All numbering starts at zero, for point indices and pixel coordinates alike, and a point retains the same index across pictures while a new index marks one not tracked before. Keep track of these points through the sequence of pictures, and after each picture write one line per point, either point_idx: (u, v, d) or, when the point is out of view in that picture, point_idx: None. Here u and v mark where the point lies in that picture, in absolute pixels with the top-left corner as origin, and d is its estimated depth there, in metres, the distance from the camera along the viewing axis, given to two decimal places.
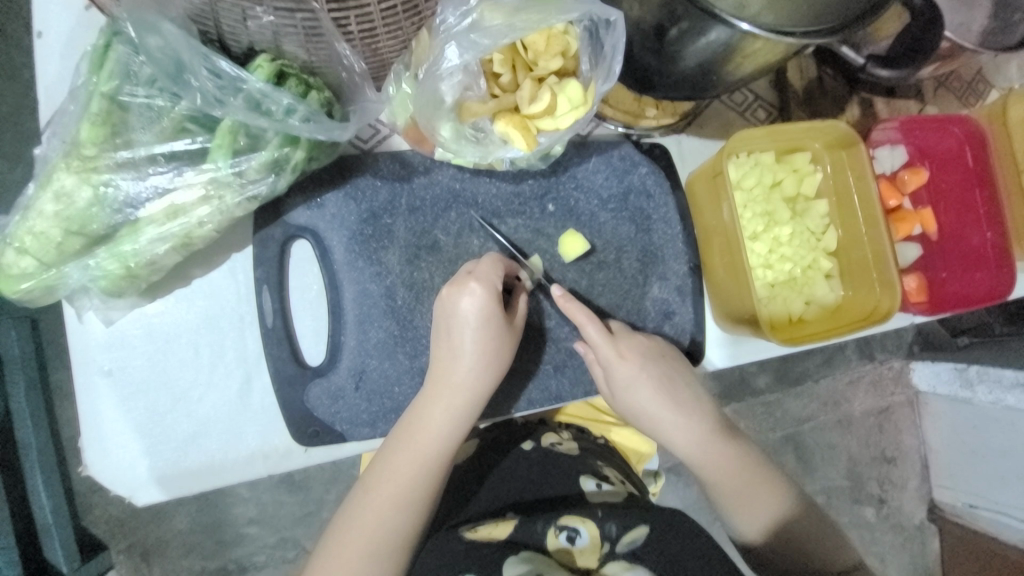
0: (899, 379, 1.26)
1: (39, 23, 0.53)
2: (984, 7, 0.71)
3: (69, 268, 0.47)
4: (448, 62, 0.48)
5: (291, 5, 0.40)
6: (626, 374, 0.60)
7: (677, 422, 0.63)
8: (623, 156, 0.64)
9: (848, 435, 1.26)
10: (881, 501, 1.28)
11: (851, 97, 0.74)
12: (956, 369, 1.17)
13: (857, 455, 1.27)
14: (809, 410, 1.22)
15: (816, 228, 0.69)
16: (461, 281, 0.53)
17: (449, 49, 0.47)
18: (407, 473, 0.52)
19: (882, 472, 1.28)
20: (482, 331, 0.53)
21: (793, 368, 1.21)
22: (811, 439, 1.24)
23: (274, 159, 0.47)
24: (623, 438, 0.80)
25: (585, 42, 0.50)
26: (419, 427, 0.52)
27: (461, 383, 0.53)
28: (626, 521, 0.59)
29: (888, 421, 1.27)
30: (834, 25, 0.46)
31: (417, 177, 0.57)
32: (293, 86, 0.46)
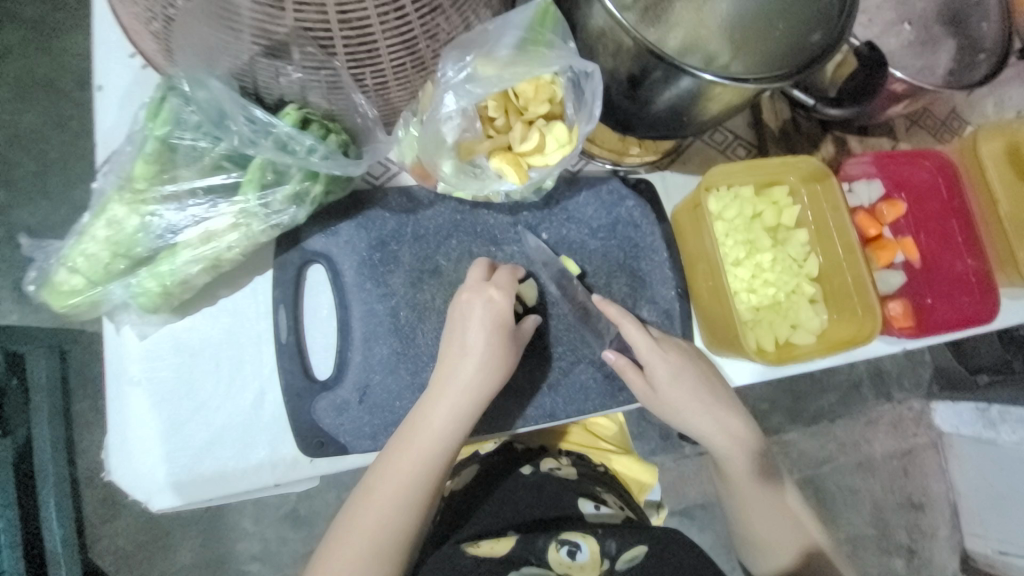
0: (920, 420, 1.25)
1: (101, 79, 0.62)
2: (947, 50, 0.76)
3: (112, 286, 0.53)
4: (447, 108, 0.55)
5: (316, 64, 0.48)
6: (667, 372, 0.63)
7: (721, 423, 0.65)
8: (611, 191, 0.70)
9: (871, 478, 1.23)
10: (910, 551, 1.24)
11: (825, 135, 0.80)
12: (978, 410, 1.16)
13: (880, 500, 1.24)
14: (825, 452, 1.21)
15: (797, 256, 0.73)
16: (479, 287, 0.58)
17: (447, 98, 0.54)
18: (409, 476, 0.54)
19: (909, 520, 1.25)
20: (494, 335, 0.57)
21: (805, 409, 1.21)
22: (830, 482, 1.21)
23: (296, 192, 0.54)
24: (624, 467, 0.81)
25: (569, 90, 0.57)
26: (417, 433, 0.55)
27: (466, 383, 0.56)
28: (626, 539, 0.60)
29: (913, 463, 1.24)
30: (793, 70, 0.54)
31: (422, 210, 0.64)
32: (315, 130, 0.53)
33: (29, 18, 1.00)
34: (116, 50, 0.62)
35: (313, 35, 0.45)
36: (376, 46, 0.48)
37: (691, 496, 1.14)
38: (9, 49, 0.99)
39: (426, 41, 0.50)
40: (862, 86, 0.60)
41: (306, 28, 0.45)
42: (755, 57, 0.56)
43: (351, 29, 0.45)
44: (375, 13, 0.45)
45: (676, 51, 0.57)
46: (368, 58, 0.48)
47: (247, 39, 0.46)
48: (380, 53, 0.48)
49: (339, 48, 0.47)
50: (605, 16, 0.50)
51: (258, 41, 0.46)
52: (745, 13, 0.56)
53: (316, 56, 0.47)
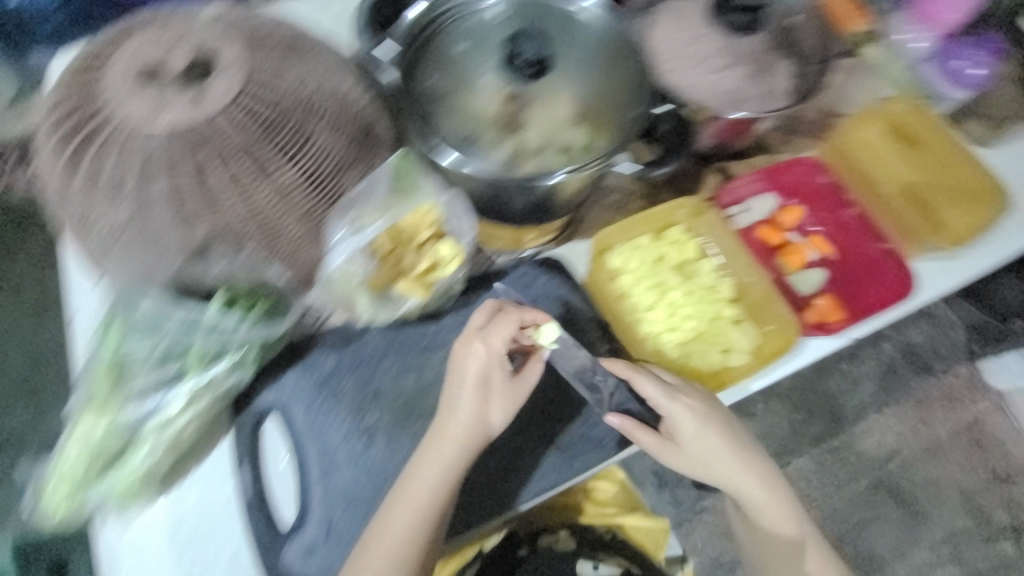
0: (974, 385, 1.44)
1: (75, 305, 0.73)
2: (780, 73, 0.82)
3: (92, 486, 0.60)
4: (335, 264, 0.65)
5: (233, 251, 0.61)
6: (691, 424, 0.68)
7: (750, 468, 0.73)
8: (521, 275, 0.77)
9: (944, 465, 1.40)
10: (1015, 529, 1.37)
11: (706, 169, 0.88)
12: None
13: (963, 481, 1.39)
14: (885, 447, 1.40)
15: (709, 284, 0.77)
16: (468, 341, 0.62)
17: (333, 256, 0.65)
18: (403, 536, 0.59)
19: (1003, 495, 1.39)
20: (478, 388, 0.62)
21: (848, 407, 1.42)
22: (901, 478, 1.39)
23: (235, 360, 0.63)
24: (630, 525, 0.96)
25: (444, 211, 0.67)
26: (413, 488, 0.60)
27: (456, 436, 0.61)
28: None
29: (982, 432, 1.42)
30: (620, 134, 0.68)
31: (354, 342, 0.71)
32: (239, 307, 0.62)
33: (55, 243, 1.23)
34: (76, 275, 0.73)
35: (229, 231, 0.60)
36: (280, 223, 0.62)
37: None
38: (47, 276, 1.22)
39: (324, 204, 0.64)
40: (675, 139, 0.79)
41: (223, 228, 0.60)
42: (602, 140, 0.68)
43: (257, 218, 0.61)
44: (271, 198, 0.61)
45: (537, 151, 0.67)
46: (274, 233, 0.62)
47: (172, 253, 0.59)
48: (284, 227, 0.62)
49: (248, 231, 0.61)
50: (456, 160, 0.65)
51: (183, 252, 0.59)
52: (583, 107, 0.69)
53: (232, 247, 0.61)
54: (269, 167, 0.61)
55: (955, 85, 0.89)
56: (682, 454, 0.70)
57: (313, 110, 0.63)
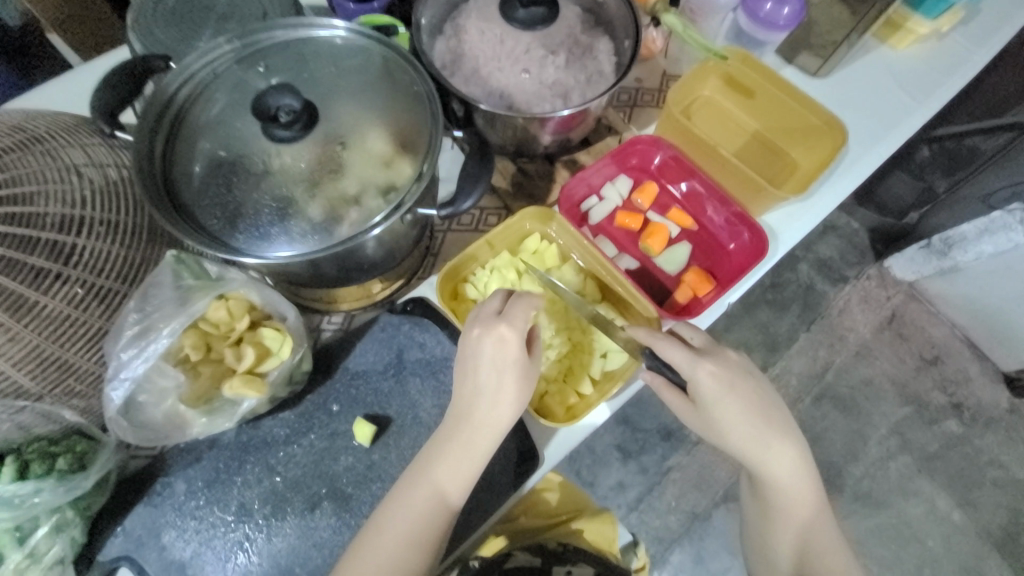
0: (886, 281, 1.50)
1: None
2: (599, 54, 0.80)
3: None
4: (118, 396, 0.54)
5: (12, 407, 0.53)
6: (717, 390, 0.63)
7: (776, 448, 0.66)
8: (384, 327, 0.72)
9: (876, 363, 1.46)
10: (955, 405, 1.43)
11: (554, 166, 0.85)
12: (924, 248, 1.36)
13: (898, 375, 1.45)
14: (819, 363, 1.45)
15: (574, 287, 0.75)
16: (491, 325, 0.59)
17: (117, 387, 0.54)
18: (397, 540, 0.58)
19: (937, 377, 1.45)
20: (502, 370, 0.59)
21: (779, 335, 1.47)
22: (841, 386, 1.44)
23: (53, 526, 0.56)
24: (591, 533, 0.96)
25: (259, 293, 0.60)
26: (405, 496, 0.59)
27: (483, 424, 0.59)
28: None
29: (904, 324, 1.48)
30: (427, 154, 0.62)
31: (206, 454, 0.64)
32: (36, 469, 0.53)
33: None
34: None
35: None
36: (64, 358, 0.55)
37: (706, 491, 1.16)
38: None
39: (109, 320, 0.57)
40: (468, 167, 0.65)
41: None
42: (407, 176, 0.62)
43: (30, 362, 0.52)
44: (38, 335, 0.52)
45: (354, 199, 0.60)
46: (62, 369, 0.55)
47: None
48: (71, 359, 0.55)
49: (22, 379, 0.53)
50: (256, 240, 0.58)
51: None
52: (389, 139, 0.63)
53: (6, 403, 0.52)
54: (24, 301, 0.51)
55: (771, 27, 0.89)
56: (732, 418, 0.64)
57: (73, 221, 0.54)
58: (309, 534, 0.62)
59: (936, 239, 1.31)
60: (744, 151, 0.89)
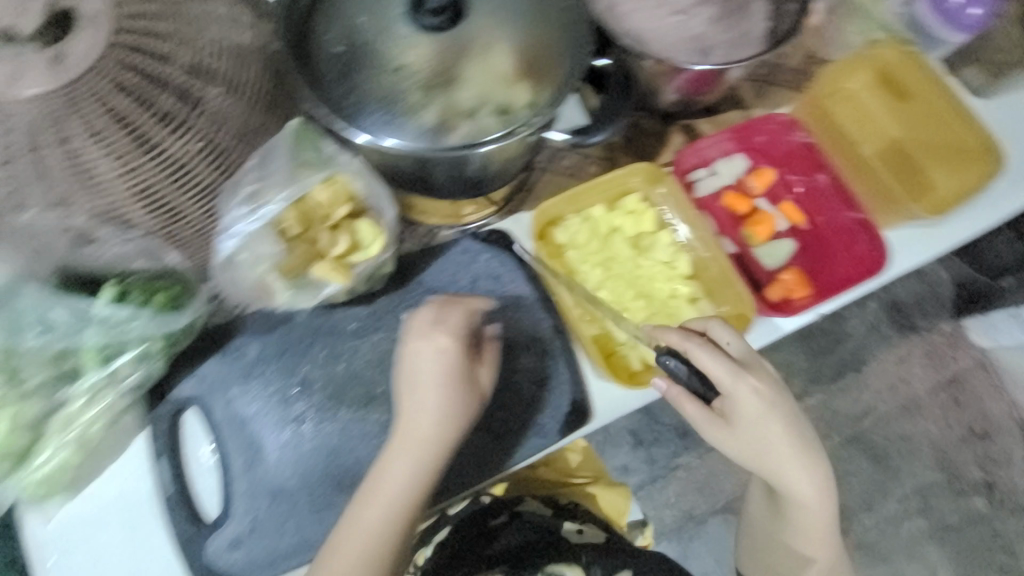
0: (956, 342, 1.37)
1: None
2: (756, 15, 0.73)
3: (6, 487, 0.57)
4: (230, 247, 0.57)
5: (126, 236, 0.56)
6: (752, 404, 0.62)
7: (801, 467, 0.65)
8: (464, 250, 0.72)
9: (921, 421, 1.35)
10: (987, 484, 1.35)
11: (671, 128, 0.80)
12: (1011, 316, 1.26)
13: (939, 439, 1.35)
14: (862, 405, 1.34)
15: (666, 258, 0.71)
16: (429, 334, 0.59)
17: (230, 237, 0.57)
18: (384, 515, 0.57)
19: (977, 452, 1.36)
20: (438, 386, 0.58)
21: (827, 365, 1.35)
22: (877, 434, 1.34)
23: (140, 354, 0.58)
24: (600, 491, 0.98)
25: (363, 184, 0.60)
26: (379, 490, 0.57)
27: (429, 436, 0.58)
28: (599, 555, 0.82)
29: (962, 391, 1.36)
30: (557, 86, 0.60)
31: (282, 326, 0.66)
32: (135, 297, 0.57)
33: None
34: None
35: (114, 217, 0.54)
36: (174, 202, 0.56)
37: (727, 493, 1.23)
38: None
39: (222, 177, 0.58)
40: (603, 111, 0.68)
41: (108, 214, 0.54)
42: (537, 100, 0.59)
43: (145, 198, 0.54)
44: (156, 171, 0.54)
45: (468, 111, 0.58)
46: (169, 210, 0.57)
47: (58, 239, 0.54)
48: (179, 205, 0.57)
49: (137, 211, 0.55)
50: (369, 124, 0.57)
51: (68, 236, 0.54)
52: (519, 58, 0.60)
53: (120, 231, 0.55)
54: (149, 138, 0.53)
55: (948, 20, 0.80)
56: (757, 434, 0.63)
57: (200, 71, 0.55)
58: (358, 426, 0.64)
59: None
60: (893, 149, 0.78)
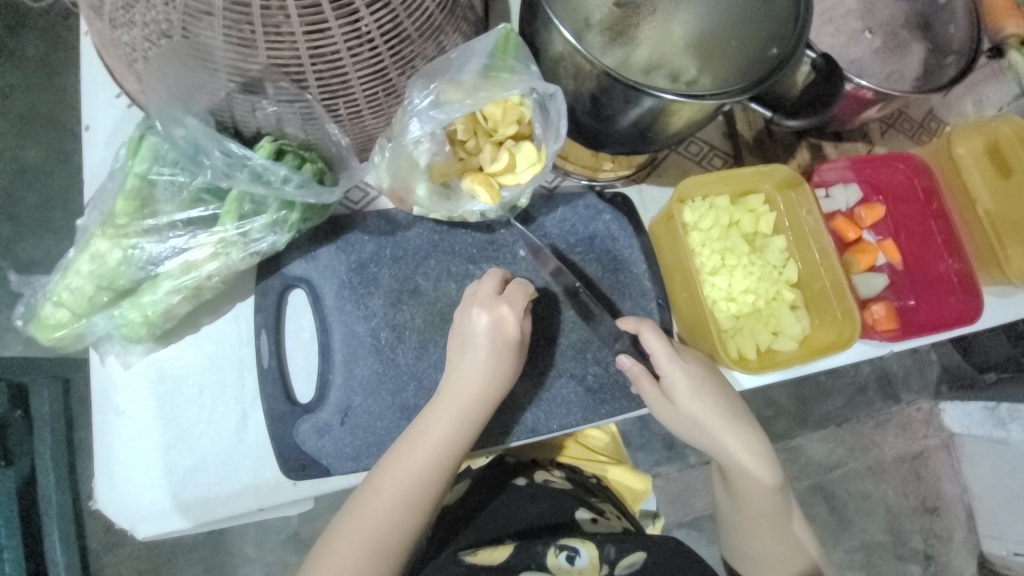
0: (930, 421, 1.37)
1: (89, 118, 0.62)
2: (916, 55, 0.74)
3: (96, 318, 0.54)
4: (412, 135, 0.56)
5: (290, 97, 0.50)
6: (686, 381, 0.62)
7: (733, 439, 0.64)
8: (588, 206, 0.71)
9: (882, 483, 1.34)
10: (927, 556, 1.35)
11: (799, 143, 0.81)
12: (987, 409, 1.29)
13: (894, 505, 1.35)
14: (834, 457, 1.31)
15: (776, 262, 0.73)
16: (491, 302, 0.58)
17: (412, 124, 0.56)
18: (422, 471, 0.55)
19: (925, 524, 1.36)
20: (491, 348, 0.57)
21: (811, 413, 1.32)
22: (839, 487, 1.32)
23: (274, 220, 0.55)
24: (618, 477, 0.84)
25: (536, 111, 0.58)
26: (420, 442, 0.55)
27: (475, 394, 0.57)
28: (626, 546, 0.66)
29: (924, 466, 1.36)
30: (754, 82, 0.54)
31: (401, 231, 0.65)
32: (290, 160, 0.55)
33: (46, 29, 1.06)
34: (101, 90, 0.63)
35: (287, 71, 0.47)
36: (347, 76, 0.50)
37: (699, 508, 1.23)
38: (15, 89, 1.04)
39: (398, 70, 0.52)
40: (816, 98, 0.55)
41: (280, 66, 0.47)
42: (721, 72, 0.57)
43: (323, 62, 0.47)
44: (342, 43, 0.46)
45: (641, 70, 0.58)
46: (340, 87, 0.50)
47: (223, 77, 0.48)
48: (352, 82, 0.50)
49: (310, 77, 0.48)
50: (563, 42, 0.51)
51: (233, 78, 0.48)
52: (707, 31, 0.57)
53: (289, 90, 0.49)
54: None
55: None
56: (687, 411, 0.63)
57: None
58: None
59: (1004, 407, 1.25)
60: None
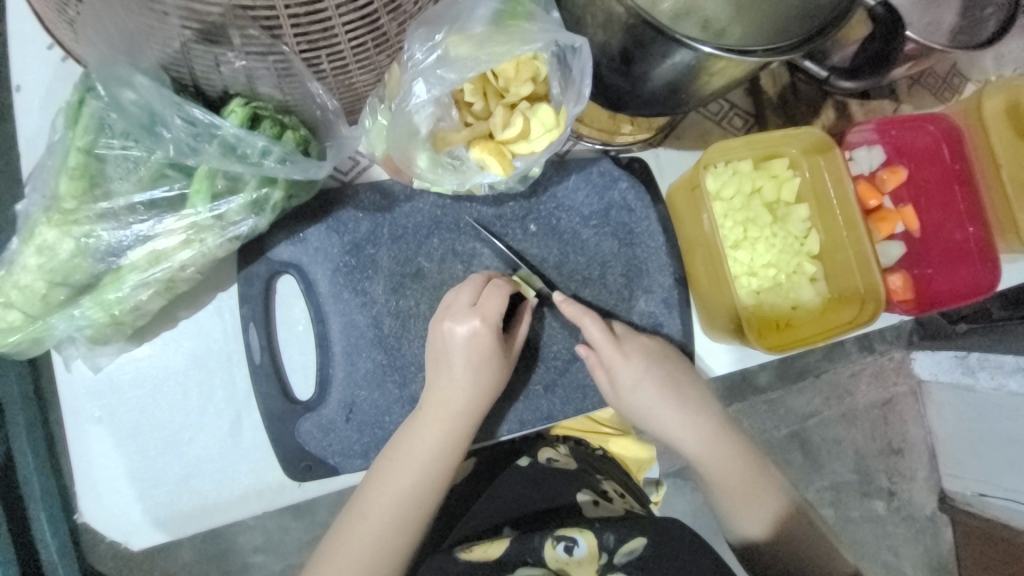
0: (900, 370, 1.16)
1: (19, 77, 0.52)
2: (951, 4, 0.68)
3: (54, 319, 0.46)
4: (417, 98, 0.48)
5: (261, 49, 0.40)
6: (629, 372, 0.60)
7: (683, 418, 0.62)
8: (603, 172, 0.64)
9: (853, 428, 1.15)
10: (890, 493, 1.18)
11: (825, 100, 0.75)
12: (956, 357, 1.09)
13: (862, 448, 1.17)
14: (812, 406, 1.12)
15: (799, 232, 0.69)
16: (463, 316, 0.53)
17: (417, 85, 0.48)
18: (407, 499, 0.52)
19: (889, 464, 1.18)
20: (471, 360, 0.54)
21: (794, 363, 1.10)
22: (815, 434, 1.14)
23: (253, 199, 0.47)
24: (621, 448, 0.78)
25: (553, 67, 0.51)
26: (399, 471, 0.52)
27: (458, 414, 0.53)
28: (625, 531, 0.59)
29: (892, 412, 1.16)
30: (801, 37, 0.46)
31: (398, 207, 0.58)
32: (267, 128, 0.46)
33: None
34: (29, 40, 0.52)
35: (254, 14, 0.38)
36: (331, 25, 0.40)
37: None
38: None
39: (387, 15, 0.43)
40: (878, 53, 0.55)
41: (245, 7, 0.37)
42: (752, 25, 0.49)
43: (300, 6, 0.38)
44: None
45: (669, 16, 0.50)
46: (322, 38, 0.41)
47: (174, 22, 0.38)
48: (335, 31, 0.41)
49: (286, 24, 0.39)
50: None
51: (188, 24, 0.38)
52: None
53: (260, 40, 0.40)
54: None
55: None
56: (627, 402, 0.62)
57: None
58: None
59: (973, 356, 1.06)
60: None
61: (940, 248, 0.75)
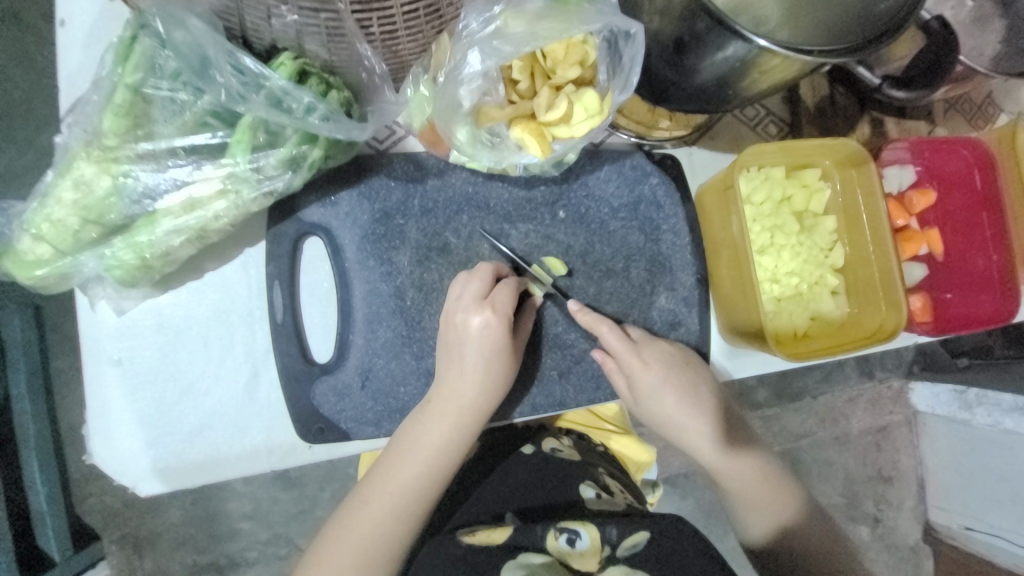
0: (898, 399, 1.16)
1: (62, 11, 0.51)
2: (998, 30, 0.67)
3: (83, 256, 0.46)
4: (471, 68, 0.48)
5: (316, 5, 0.40)
6: (651, 380, 0.60)
7: (693, 424, 0.62)
8: (635, 166, 0.64)
9: (847, 453, 1.15)
10: (876, 521, 1.18)
11: (861, 116, 0.74)
12: (955, 392, 1.08)
13: (854, 472, 1.16)
14: (807, 427, 1.12)
15: (824, 244, 0.69)
16: (476, 305, 0.53)
17: (472, 55, 0.48)
18: (419, 468, 0.53)
19: (879, 491, 1.18)
20: (485, 346, 0.53)
21: (792, 383, 1.11)
22: (808, 455, 1.13)
23: (292, 156, 0.47)
24: (622, 446, 0.79)
25: (603, 51, 0.50)
26: (408, 450, 0.52)
27: (467, 399, 0.53)
28: (627, 526, 0.59)
29: (887, 440, 1.17)
30: (849, 47, 0.45)
31: (430, 179, 0.58)
32: (314, 85, 0.46)
33: None
34: None
35: None
36: None
37: None
38: None
39: None
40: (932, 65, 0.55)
41: None
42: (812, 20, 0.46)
43: None
44: None
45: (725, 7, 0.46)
46: (376, 0, 0.41)
47: None
48: None
49: None
50: None
51: None
52: None
53: None
54: None
55: None
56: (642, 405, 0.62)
57: None
58: None
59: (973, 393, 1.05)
60: None
61: (963, 270, 0.75)
